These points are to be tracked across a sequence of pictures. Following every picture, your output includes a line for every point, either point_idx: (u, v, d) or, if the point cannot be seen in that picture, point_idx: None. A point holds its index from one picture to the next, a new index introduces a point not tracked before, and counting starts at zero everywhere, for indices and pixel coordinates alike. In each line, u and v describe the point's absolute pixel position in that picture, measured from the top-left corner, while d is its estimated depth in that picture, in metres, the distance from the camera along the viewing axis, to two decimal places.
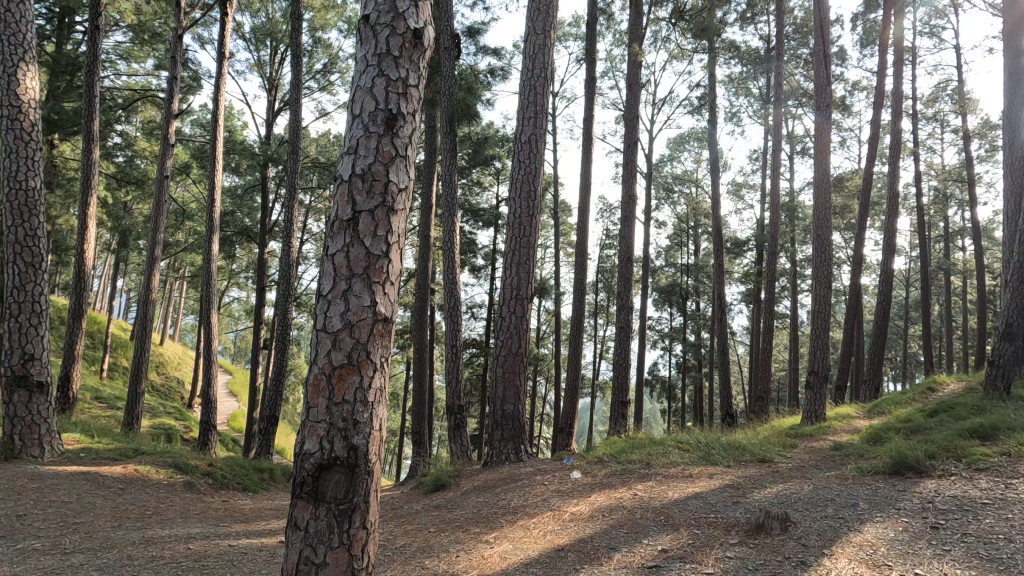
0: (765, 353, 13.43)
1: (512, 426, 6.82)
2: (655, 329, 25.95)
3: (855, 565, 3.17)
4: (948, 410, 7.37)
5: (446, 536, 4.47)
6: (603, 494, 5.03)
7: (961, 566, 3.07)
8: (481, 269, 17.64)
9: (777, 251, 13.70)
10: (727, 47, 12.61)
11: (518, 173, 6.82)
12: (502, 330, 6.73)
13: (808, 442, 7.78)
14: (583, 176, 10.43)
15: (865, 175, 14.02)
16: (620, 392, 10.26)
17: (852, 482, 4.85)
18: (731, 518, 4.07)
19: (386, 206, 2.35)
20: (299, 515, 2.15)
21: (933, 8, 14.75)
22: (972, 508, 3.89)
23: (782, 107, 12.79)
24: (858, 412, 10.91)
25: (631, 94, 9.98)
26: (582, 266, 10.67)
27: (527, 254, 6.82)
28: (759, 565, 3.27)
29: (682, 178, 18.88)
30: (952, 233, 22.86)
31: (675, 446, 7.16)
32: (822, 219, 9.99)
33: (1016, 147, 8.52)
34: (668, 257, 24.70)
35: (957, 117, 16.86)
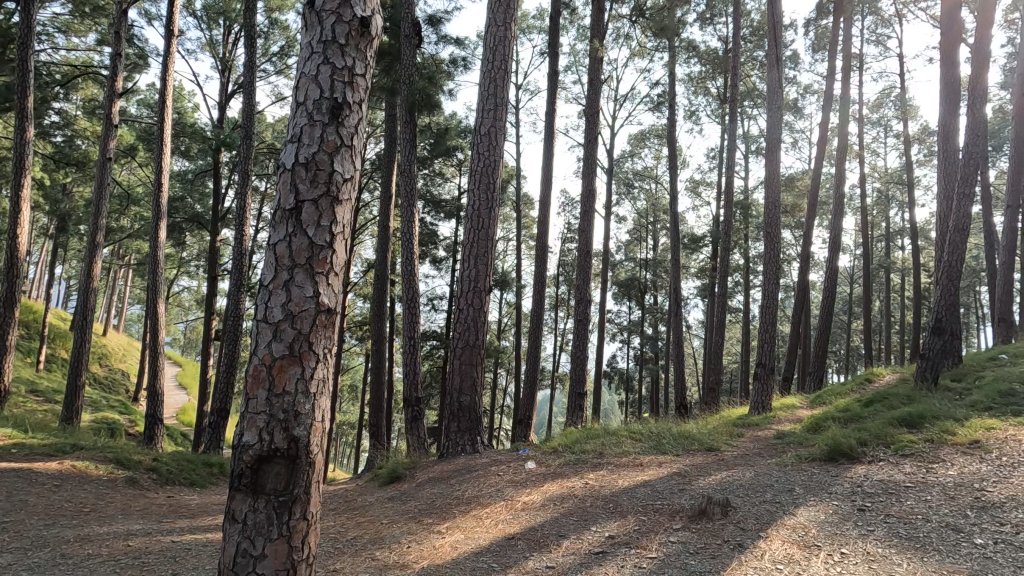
0: (717, 345, 13.88)
1: (468, 417, 6.85)
2: (615, 322, 26.43)
3: (787, 546, 3.35)
4: (881, 402, 7.79)
5: (398, 527, 4.47)
6: (555, 483, 5.14)
7: (883, 545, 3.28)
8: (443, 261, 17.53)
9: (731, 247, 14.12)
10: (686, 46, 12.88)
11: (477, 165, 6.80)
12: (459, 322, 6.75)
13: (753, 432, 8.09)
14: (543, 171, 10.49)
15: (813, 175, 14.60)
16: (578, 384, 10.43)
17: (790, 469, 5.10)
18: (675, 505, 4.22)
19: (330, 196, 2.32)
20: (236, 508, 2.13)
21: (879, 17, 15.47)
22: (896, 491, 4.16)
23: (737, 106, 13.14)
24: (801, 403, 11.43)
25: (592, 89, 10.06)
26: (542, 259, 10.72)
27: (485, 246, 6.82)
28: (699, 548, 3.41)
29: (642, 174, 19.20)
30: (892, 233, 24.16)
31: (628, 436, 7.34)
32: (772, 217, 10.37)
33: (951, 153, 9.00)
34: (628, 251, 25.11)
35: (899, 122, 17.78)
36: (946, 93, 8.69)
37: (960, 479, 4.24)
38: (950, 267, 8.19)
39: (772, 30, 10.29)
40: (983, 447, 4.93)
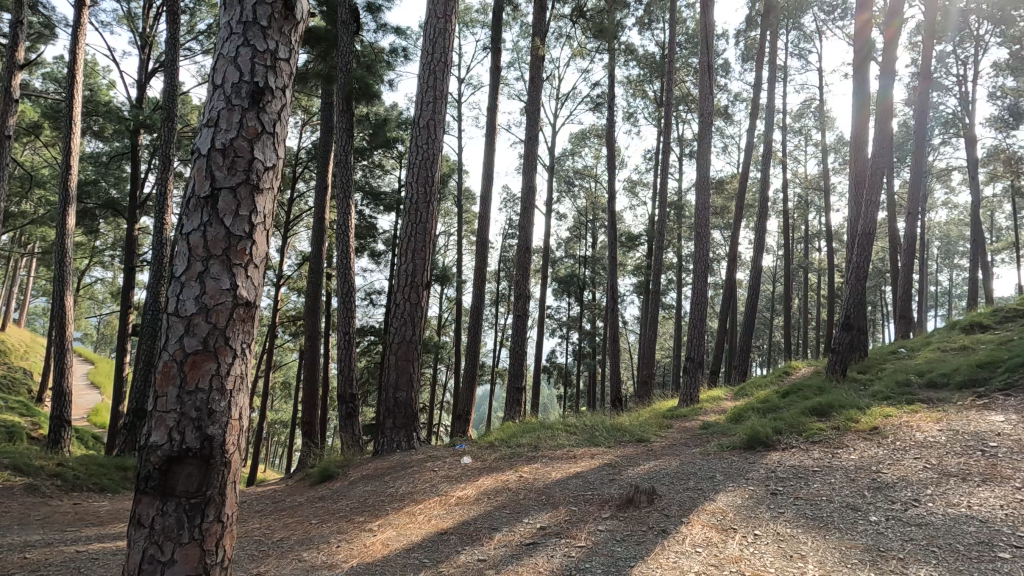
0: (650, 340, 14.42)
1: (404, 413, 6.76)
2: (554, 317, 26.83)
3: (707, 530, 3.53)
4: (795, 393, 8.34)
5: (328, 527, 4.36)
6: (490, 477, 5.18)
7: (792, 526, 3.53)
8: (382, 254, 17.17)
9: (664, 246, 14.64)
10: (625, 50, 13.23)
11: (415, 158, 6.70)
12: (395, 317, 6.65)
13: (681, 423, 8.47)
14: (485, 166, 10.49)
15: (742, 179, 15.36)
16: (516, 378, 10.52)
17: (712, 457, 5.39)
18: (605, 494, 4.36)
19: (249, 184, 2.23)
20: (142, 512, 2.01)
21: (801, 33, 16.51)
22: (805, 475, 4.48)
23: (671, 109, 13.62)
24: (727, 395, 12.07)
25: (533, 87, 10.13)
26: (483, 254, 10.72)
27: (423, 240, 6.74)
28: (626, 535, 3.55)
29: (581, 173, 19.56)
30: (811, 235, 25.90)
31: (563, 429, 7.50)
32: (702, 218, 10.85)
33: (860, 162, 9.74)
34: (568, 248, 25.54)
35: (818, 132, 19.04)
36: (858, 106, 9.37)
37: (860, 463, 4.62)
38: (858, 269, 8.87)
39: (704, 38, 10.75)
40: (881, 433, 5.39)
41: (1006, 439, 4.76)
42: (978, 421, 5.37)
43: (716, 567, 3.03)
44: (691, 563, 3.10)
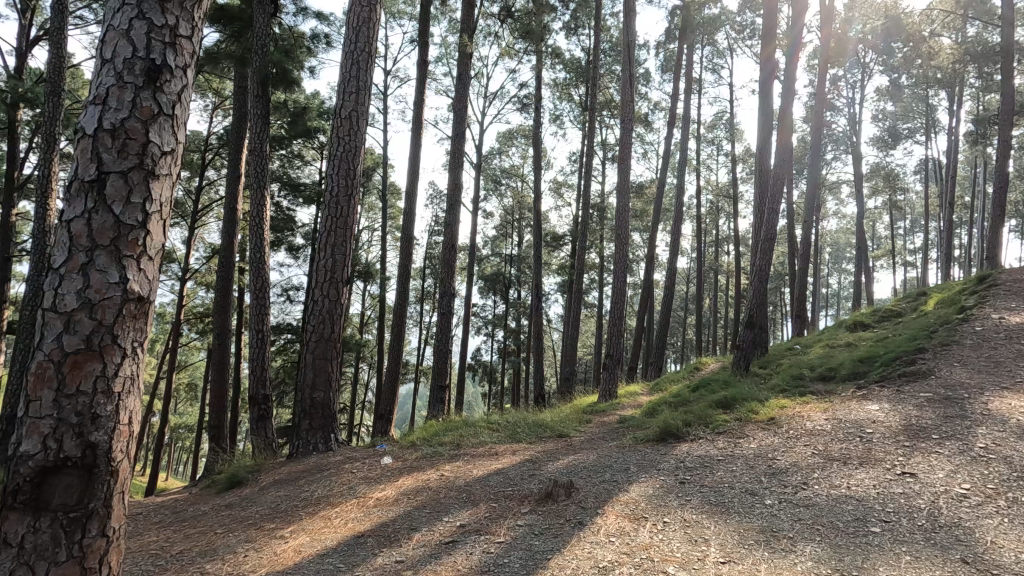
0: (572, 338, 14.78)
1: (322, 414, 6.50)
2: (480, 315, 26.87)
3: (620, 520, 3.68)
4: (704, 388, 8.86)
5: (235, 535, 4.12)
6: (410, 477, 5.11)
7: (697, 512, 3.75)
8: (300, 249, 16.42)
9: (586, 246, 15.04)
10: (551, 53, 13.44)
11: (336, 149, 6.46)
12: (312, 314, 6.39)
13: (599, 418, 8.76)
14: (410, 161, 10.30)
15: (660, 184, 16.09)
16: (440, 376, 10.43)
17: (628, 450, 5.62)
18: (525, 490, 4.43)
19: (144, 169, 2.06)
20: (10, 530, 1.81)
21: (715, 49, 17.57)
22: (710, 464, 4.78)
23: (594, 113, 14.01)
24: (643, 389, 12.61)
25: (461, 83, 10.07)
26: (407, 251, 10.52)
27: (344, 234, 6.52)
28: (544, 529, 3.62)
29: (509, 172, 19.68)
30: (720, 240, 27.64)
31: (486, 427, 7.54)
32: (622, 220, 11.25)
33: (765, 171, 10.50)
34: (494, 247, 25.63)
35: (729, 143, 20.33)
36: (763, 120, 10.09)
37: (758, 451, 5.00)
38: (761, 271, 9.56)
39: (627, 48, 11.15)
40: (777, 423, 5.86)
41: (880, 426, 5.32)
42: (858, 410, 5.97)
43: (628, 555, 3.17)
44: (605, 552, 3.22)
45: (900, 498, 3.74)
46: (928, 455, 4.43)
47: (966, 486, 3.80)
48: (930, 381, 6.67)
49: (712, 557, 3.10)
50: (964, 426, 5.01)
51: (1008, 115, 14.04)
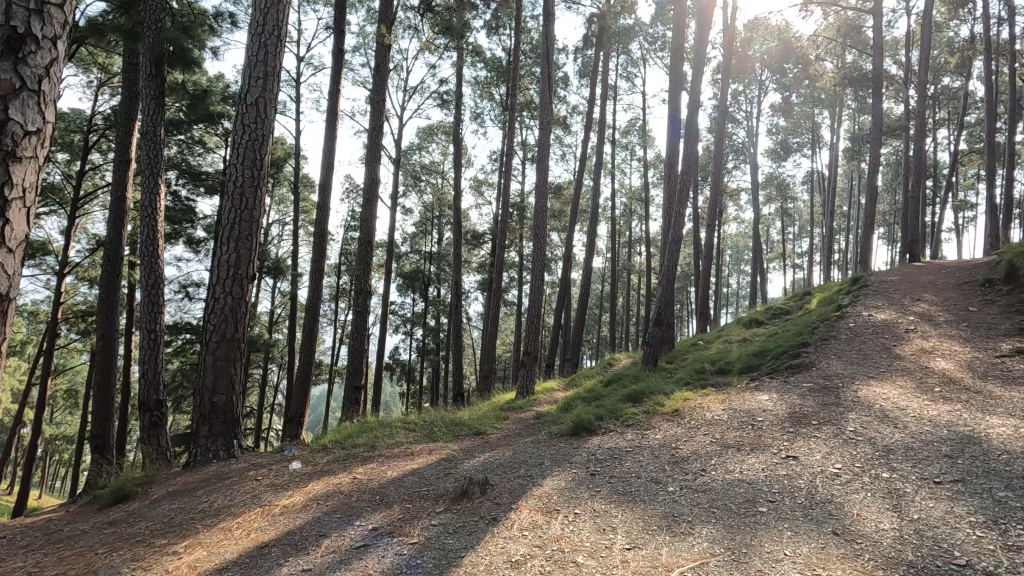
0: (490, 335, 14.86)
1: (224, 419, 6.08)
2: (398, 313, 26.32)
3: (532, 514, 3.76)
4: (615, 383, 9.25)
5: (120, 555, 3.76)
6: (320, 482, 4.93)
7: (606, 502, 3.91)
8: (201, 242, 15.27)
9: (506, 245, 15.17)
10: (472, 51, 13.43)
11: (241, 137, 6.06)
12: (213, 312, 5.97)
13: (517, 414, 8.89)
14: (324, 152, 9.87)
15: (577, 186, 16.56)
16: (354, 376, 10.10)
17: (542, 445, 5.75)
18: (440, 489, 4.41)
19: (4, 150, 1.84)
20: None
21: (629, 59, 18.39)
22: (619, 456, 5.00)
23: (515, 113, 14.16)
24: (560, 385, 12.95)
25: (379, 74, 9.80)
26: (321, 246, 10.09)
27: (249, 228, 6.13)
28: (458, 527, 3.62)
29: (428, 168, 19.42)
30: (633, 240, 28.94)
31: (402, 426, 7.41)
32: (541, 219, 11.46)
33: (673, 176, 11.12)
34: (414, 244, 25.23)
35: (641, 148, 21.33)
36: (672, 127, 10.68)
37: (663, 441, 5.29)
38: (669, 271, 10.10)
39: (546, 50, 11.37)
40: (680, 414, 6.23)
41: (769, 414, 5.81)
42: (751, 400, 6.49)
43: (540, 548, 3.24)
44: (518, 547, 3.27)
45: (784, 478, 4.11)
46: (808, 439, 4.90)
47: (838, 466, 4.24)
48: (812, 372, 7.38)
49: (618, 544, 3.24)
50: (838, 412, 5.59)
51: (878, 135, 15.83)
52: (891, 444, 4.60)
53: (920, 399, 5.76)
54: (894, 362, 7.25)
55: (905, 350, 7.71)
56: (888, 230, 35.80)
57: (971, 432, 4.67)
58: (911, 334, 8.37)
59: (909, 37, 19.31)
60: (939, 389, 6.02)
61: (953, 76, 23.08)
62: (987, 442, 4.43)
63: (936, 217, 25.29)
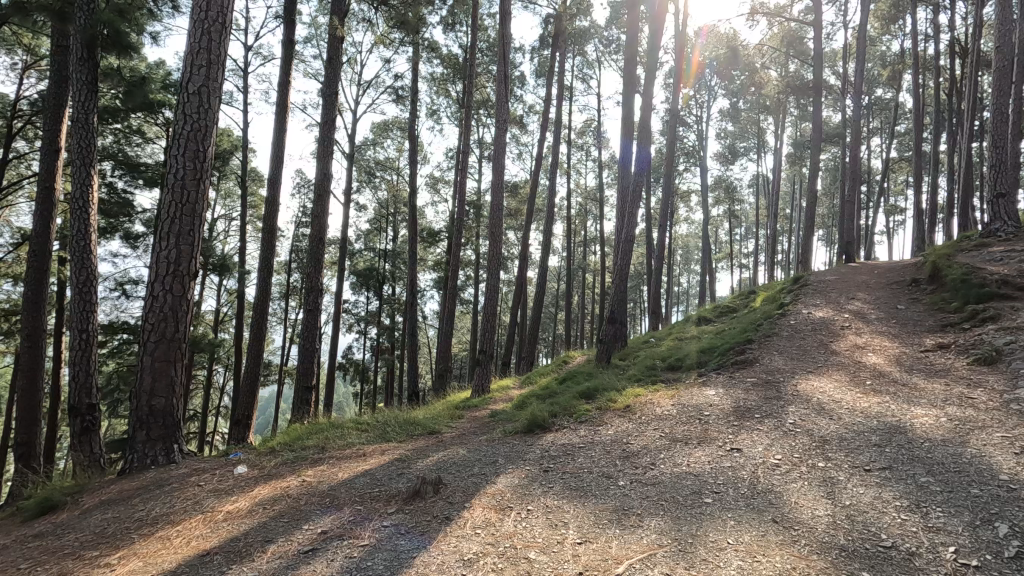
0: (446, 334, 14.76)
1: (163, 422, 5.79)
2: (351, 312, 25.77)
3: (485, 512, 3.76)
4: (570, 380, 9.36)
5: (45, 569, 3.52)
6: (267, 486, 4.77)
7: (558, 498, 3.95)
8: (140, 237, 14.49)
9: (461, 243, 15.08)
10: (428, 46, 13.28)
11: (181, 127, 5.77)
12: (152, 311, 5.68)
13: (472, 413, 8.87)
14: (273, 146, 9.54)
15: (533, 184, 16.65)
16: (305, 377, 9.82)
17: (496, 442, 5.76)
18: (392, 490, 4.35)
19: None
20: None
21: (584, 60, 18.65)
22: (572, 452, 5.07)
23: (471, 111, 14.09)
24: (515, 383, 13.01)
25: (331, 67, 9.55)
26: (270, 242, 9.75)
27: (191, 222, 5.86)
28: (410, 527, 3.58)
29: (383, 164, 19.09)
30: (588, 239, 29.37)
31: (354, 427, 7.27)
32: (497, 218, 11.46)
33: (626, 177, 11.34)
34: (368, 241, 24.77)
35: (596, 149, 21.66)
36: (625, 129, 10.89)
37: (615, 436, 5.40)
38: (622, 271, 10.30)
39: (502, 49, 11.36)
40: (631, 410, 6.37)
41: (716, 408, 6.02)
42: (698, 395, 6.70)
43: (493, 545, 3.24)
44: (470, 545, 3.27)
45: (728, 470, 4.27)
46: (751, 432, 5.11)
47: (778, 457, 4.44)
48: (756, 367, 7.70)
49: (570, 539, 3.29)
50: (779, 405, 5.85)
51: (818, 141, 16.62)
52: (826, 435, 4.86)
53: (853, 392, 6.09)
54: (830, 358, 7.65)
55: (840, 346, 8.15)
56: (827, 233, 37.68)
57: (898, 422, 4.99)
58: (846, 331, 8.85)
59: (846, 49, 20.38)
60: (870, 382, 6.40)
61: (886, 88, 24.52)
62: (912, 431, 4.73)
63: (870, 220, 26.81)
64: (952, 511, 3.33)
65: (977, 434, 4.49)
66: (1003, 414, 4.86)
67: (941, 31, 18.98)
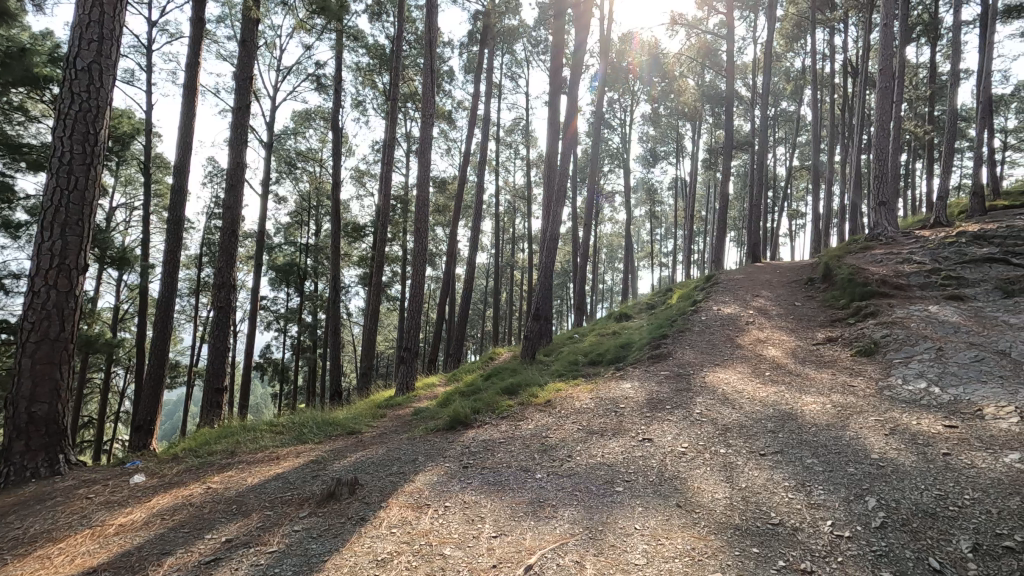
0: (369, 331, 14.39)
1: (47, 431, 5.22)
2: (270, 309, 24.51)
3: (402, 511, 3.73)
4: (493, 377, 9.43)
5: None
6: (167, 495, 4.47)
7: (476, 493, 3.98)
8: (22, 226, 12.99)
9: (387, 238, 14.73)
10: (352, 34, 12.84)
11: (69, 108, 5.25)
12: (32, 308, 5.12)
13: (395, 412, 8.74)
14: (179, 131, 8.89)
15: (461, 180, 16.55)
16: (215, 377, 9.23)
17: (417, 440, 5.72)
18: (305, 493, 4.21)
19: None
20: None
21: (513, 59, 18.86)
22: (492, 447, 5.12)
23: (397, 103, 13.77)
24: (441, 380, 12.93)
25: (245, 51, 9.01)
26: (176, 235, 9.06)
27: (79, 211, 5.35)
28: (322, 531, 3.48)
29: (305, 156, 18.27)
30: (516, 236, 29.70)
31: (268, 430, 6.95)
32: (423, 213, 11.30)
33: (552, 176, 11.54)
34: (288, 235, 23.64)
35: (524, 147, 21.90)
36: (551, 129, 11.09)
37: (534, 430, 5.51)
38: (547, 268, 10.48)
39: (429, 42, 11.19)
40: (551, 404, 6.53)
41: (630, 401, 6.29)
42: (615, 388, 6.96)
43: (408, 544, 3.22)
44: (385, 545, 3.23)
45: (639, 459, 4.49)
46: (662, 423, 5.38)
47: (685, 445, 4.71)
48: (669, 361, 8.12)
49: (485, 533, 3.33)
50: (687, 396, 6.20)
51: (729, 148, 17.72)
52: (728, 423, 5.22)
53: (754, 382, 6.57)
54: (735, 351, 8.21)
55: (744, 340, 8.76)
56: (737, 235, 40.31)
57: (790, 409, 5.44)
58: (751, 326, 9.52)
59: (755, 64, 21.83)
60: (769, 373, 6.92)
61: (789, 101, 26.55)
62: (802, 417, 5.18)
63: (775, 224, 28.94)
64: (831, 489, 3.69)
65: (855, 419, 4.99)
66: (878, 400, 5.44)
67: (835, 52, 20.81)
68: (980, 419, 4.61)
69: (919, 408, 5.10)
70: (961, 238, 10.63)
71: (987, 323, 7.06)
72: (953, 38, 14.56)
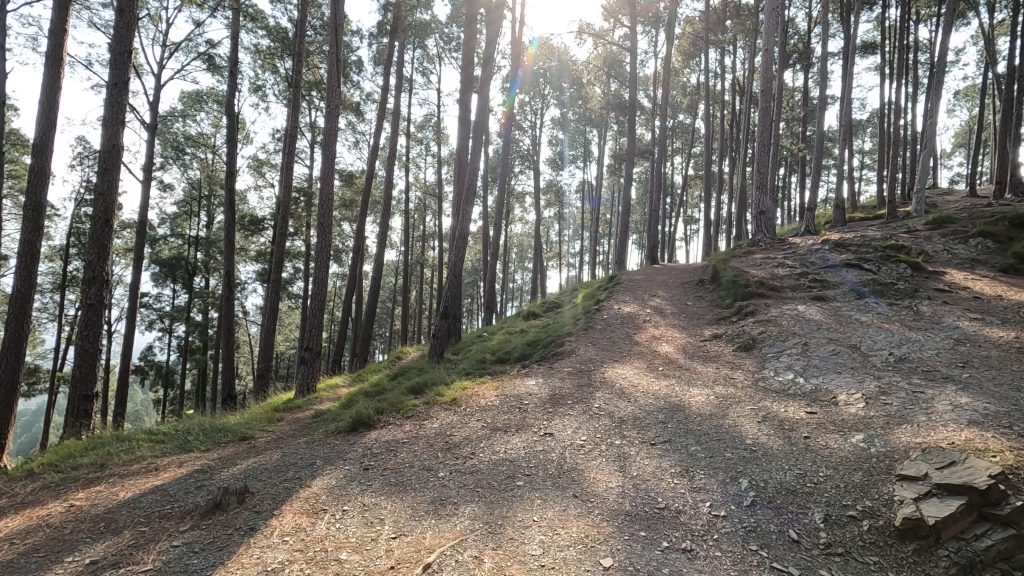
0: (267, 331, 13.56)
1: None
2: (153, 307, 22.33)
3: (297, 517, 3.57)
4: (399, 376, 9.26)
5: None
6: (19, 517, 3.95)
7: (376, 495, 3.91)
8: None
9: (287, 232, 13.95)
10: (250, 14, 12.03)
11: None
12: None
13: (293, 415, 8.32)
14: (39, 106, 7.83)
15: (369, 174, 16.07)
16: (83, 383, 8.24)
17: (316, 444, 5.50)
18: (188, 505, 3.90)
19: None
20: None
21: (423, 55, 18.62)
22: (395, 448, 5.04)
23: (300, 90, 13.05)
24: (344, 381, 12.47)
25: (122, 22, 8.09)
26: (35, 223, 7.96)
27: None
28: (205, 544, 3.25)
29: (196, 141, 16.83)
30: (426, 233, 29.33)
31: (147, 439, 6.35)
32: (326, 207, 10.82)
33: (462, 174, 11.52)
34: (175, 226, 21.69)
35: (435, 144, 21.65)
36: (461, 127, 11.07)
37: (439, 429, 5.48)
38: (456, 267, 10.45)
39: (335, 30, 10.73)
40: (457, 402, 6.55)
41: (534, 397, 6.45)
42: (520, 385, 7.11)
43: (301, 551, 3.09)
44: (275, 554, 3.08)
45: (540, 453, 4.63)
46: (563, 417, 5.58)
47: (583, 438, 4.92)
48: (572, 358, 8.42)
49: (384, 534, 3.28)
50: (588, 391, 6.47)
51: (631, 156, 18.12)
52: (623, 416, 5.51)
53: (649, 377, 6.99)
54: (633, 347, 8.68)
55: (641, 337, 9.29)
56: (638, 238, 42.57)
57: (679, 402, 5.85)
58: (648, 324, 10.11)
59: (655, 77, 23.08)
60: (662, 368, 7.40)
61: (685, 114, 28.41)
62: (688, 408, 5.60)
63: (672, 229, 30.88)
64: (710, 473, 4.03)
65: (734, 408, 5.48)
66: (753, 391, 6.00)
67: (725, 71, 22.55)
68: (835, 405, 5.23)
69: (787, 397, 5.70)
70: (825, 245, 11.97)
71: (843, 320, 8.02)
72: (822, 66, 16.32)
